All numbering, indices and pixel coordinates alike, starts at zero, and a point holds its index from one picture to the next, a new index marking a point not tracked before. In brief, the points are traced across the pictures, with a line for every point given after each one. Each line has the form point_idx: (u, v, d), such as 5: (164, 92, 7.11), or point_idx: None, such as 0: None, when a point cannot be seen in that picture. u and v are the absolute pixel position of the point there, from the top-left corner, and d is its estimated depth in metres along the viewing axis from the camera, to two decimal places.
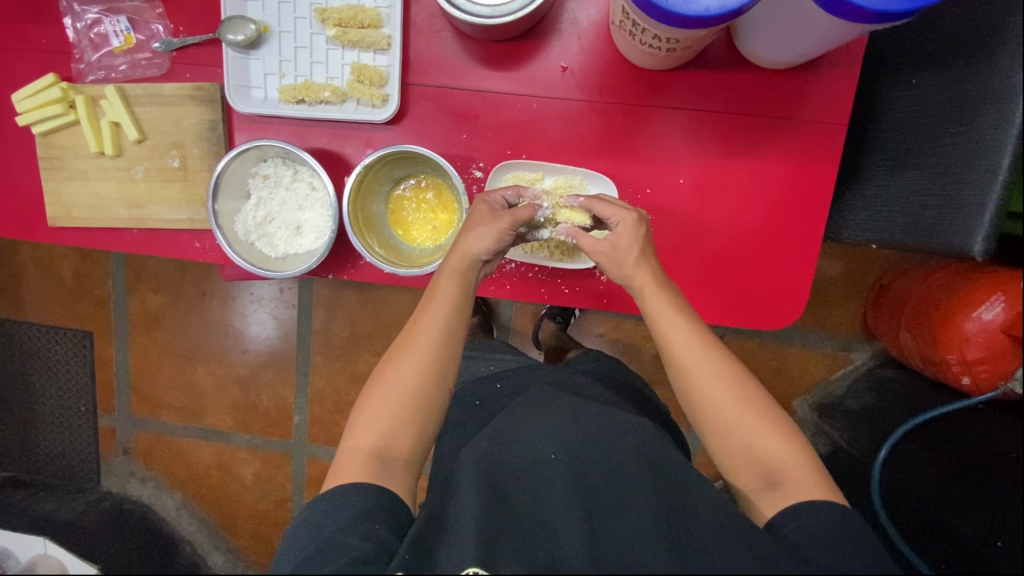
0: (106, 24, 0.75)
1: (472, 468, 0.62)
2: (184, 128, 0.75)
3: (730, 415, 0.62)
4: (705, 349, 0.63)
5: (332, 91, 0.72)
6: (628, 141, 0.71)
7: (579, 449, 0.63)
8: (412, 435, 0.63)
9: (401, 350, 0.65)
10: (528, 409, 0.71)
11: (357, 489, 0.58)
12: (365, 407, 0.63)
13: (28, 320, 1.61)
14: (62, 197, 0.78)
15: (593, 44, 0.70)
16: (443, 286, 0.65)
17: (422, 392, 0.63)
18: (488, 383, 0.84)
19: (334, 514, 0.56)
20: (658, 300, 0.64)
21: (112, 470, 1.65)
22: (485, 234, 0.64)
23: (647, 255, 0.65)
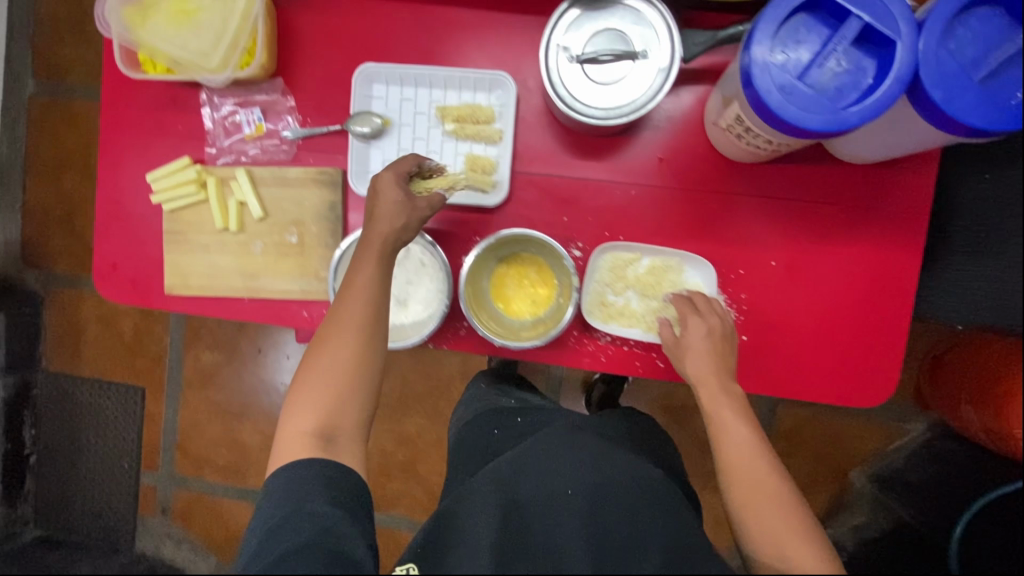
0: (240, 114, 0.82)
1: (492, 501, 0.70)
2: (305, 207, 0.82)
3: (747, 493, 0.63)
4: (736, 423, 0.67)
5: (446, 178, 0.78)
6: (719, 225, 0.77)
7: (596, 491, 0.69)
8: (347, 410, 0.70)
9: (327, 333, 0.71)
10: (553, 448, 0.76)
11: (309, 465, 0.65)
12: (302, 391, 0.70)
13: (83, 374, 1.69)
14: (181, 268, 0.84)
15: (687, 138, 0.76)
16: (363, 266, 0.72)
17: (352, 369, 0.70)
18: (506, 416, 0.92)
19: (305, 488, 0.62)
20: (709, 379, 0.69)
21: (148, 530, 1.70)
22: (399, 221, 0.72)
23: (704, 355, 0.70)
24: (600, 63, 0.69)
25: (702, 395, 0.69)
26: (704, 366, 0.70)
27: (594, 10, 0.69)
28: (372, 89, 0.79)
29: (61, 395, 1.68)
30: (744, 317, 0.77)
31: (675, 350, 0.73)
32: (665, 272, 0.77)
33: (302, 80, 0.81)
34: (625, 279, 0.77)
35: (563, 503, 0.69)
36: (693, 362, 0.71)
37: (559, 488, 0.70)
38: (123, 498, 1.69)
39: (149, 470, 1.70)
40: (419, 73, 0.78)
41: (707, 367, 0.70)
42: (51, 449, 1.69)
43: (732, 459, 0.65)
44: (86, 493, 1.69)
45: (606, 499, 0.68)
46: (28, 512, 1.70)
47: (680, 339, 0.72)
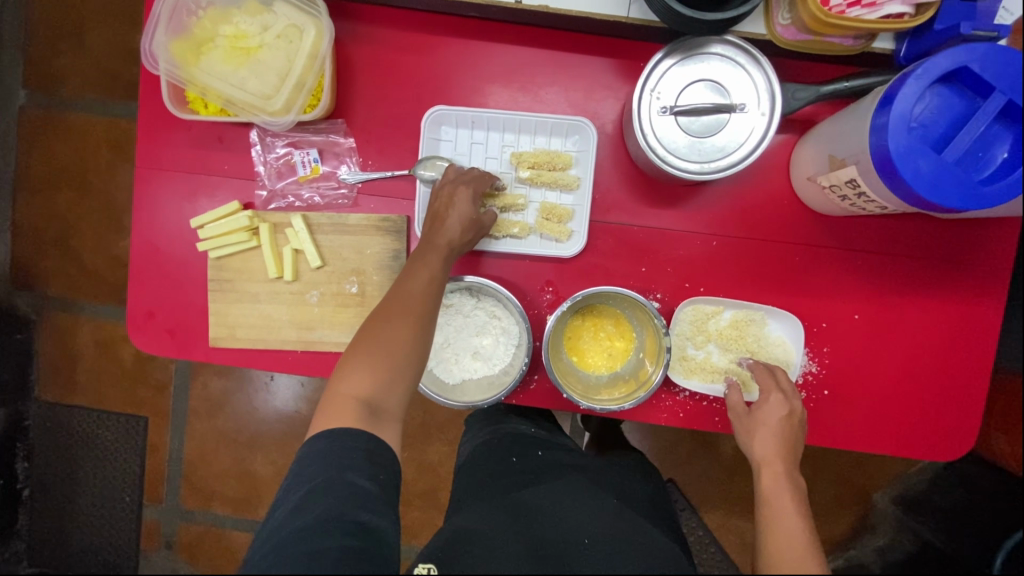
0: (294, 155, 0.76)
1: (506, 542, 0.65)
2: (366, 256, 0.77)
3: (780, 542, 0.55)
4: (788, 502, 0.58)
5: (520, 227, 0.74)
6: (802, 278, 0.75)
7: (612, 543, 0.66)
8: (397, 385, 0.60)
9: (386, 311, 0.63)
10: (571, 499, 0.73)
11: (348, 435, 0.55)
12: (354, 355, 0.61)
13: (79, 404, 1.58)
14: (228, 318, 0.78)
15: (772, 189, 0.74)
16: (429, 259, 0.66)
17: (410, 354, 0.62)
18: (527, 445, 0.84)
19: (339, 452, 0.54)
20: (776, 470, 0.61)
21: (152, 565, 1.62)
22: (466, 223, 0.68)
23: (767, 440, 0.64)
24: (697, 115, 0.66)
25: (764, 478, 0.62)
26: (770, 449, 0.63)
27: (689, 59, 0.66)
28: (440, 132, 0.75)
29: (55, 426, 1.58)
30: (825, 371, 0.75)
31: (744, 423, 0.68)
32: (748, 326, 0.74)
33: (364, 120, 0.75)
34: (707, 333, 0.75)
35: (578, 551, 0.65)
36: (762, 443, 0.64)
37: (575, 536, 0.67)
38: (125, 533, 1.60)
39: (151, 504, 1.61)
40: (493, 116, 0.74)
41: (773, 449, 0.63)
42: (45, 483, 1.59)
43: (779, 538, 0.55)
44: (84, 529, 1.60)
45: (624, 547, 0.65)
46: (22, 547, 1.61)
47: (754, 411, 0.67)
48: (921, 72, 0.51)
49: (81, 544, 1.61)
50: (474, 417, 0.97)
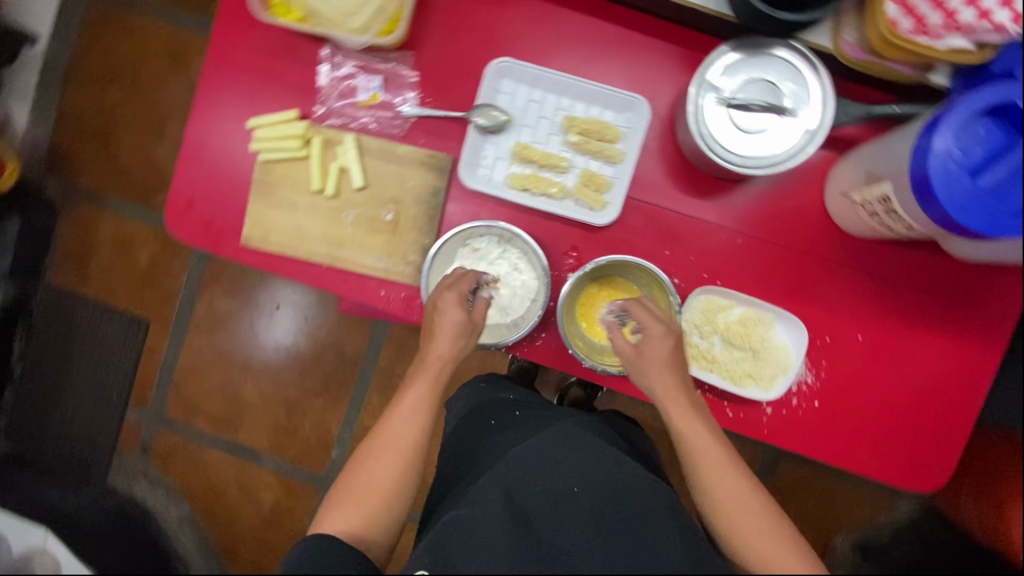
0: (358, 79, 0.79)
1: (498, 505, 0.67)
2: (407, 187, 0.80)
3: (728, 503, 0.65)
4: (710, 445, 0.67)
5: (558, 188, 0.77)
6: (816, 290, 0.77)
7: (601, 495, 0.68)
8: (379, 520, 0.69)
9: (374, 447, 0.72)
10: (557, 442, 0.74)
11: (326, 550, 0.63)
12: (343, 495, 0.69)
13: (86, 296, 1.60)
14: (263, 221, 0.81)
15: (805, 200, 0.77)
16: (416, 386, 0.73)
17: (395, 483, 0.70)
18: (506, 408, 0.86)
19: (327, 563, 0.61)
20: (682, 414, 0.68)
21: (124, 466, 1.61)
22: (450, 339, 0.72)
23: (660, 372, 0.68)
24: (749, 111, 0.68)
25: (669, 410, 0.67)
26: (666, 385, 0.68)
27: (754, 56, 0.68)
28: (501, 83, 0.78)
29: (59, 310, 1.59)
30: (819, 384, 0.78)
31: (636, 364, 0.69)
32: (756, 325, 0.77)
33: (432, 58, 0.78)
34: (715, 325, 0.77)
35: (567, 501, 0.68)
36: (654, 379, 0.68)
37: (564, 487, 0.69)
38: (104, 427, 1.60)
39: (135, 407, 1.62)
40: (554, 78, 0.76)
41: (669, 378, 0.68)
42: (38, 364, 1.59)
43: (709, 474, 0.66)
44: (68, 417, 1.59)
45: (613, 502, 0.68)
46: None
47: (641, 353, 0.68)
48: (968, 101, 0.54)
49: (60, 432, 1.59)
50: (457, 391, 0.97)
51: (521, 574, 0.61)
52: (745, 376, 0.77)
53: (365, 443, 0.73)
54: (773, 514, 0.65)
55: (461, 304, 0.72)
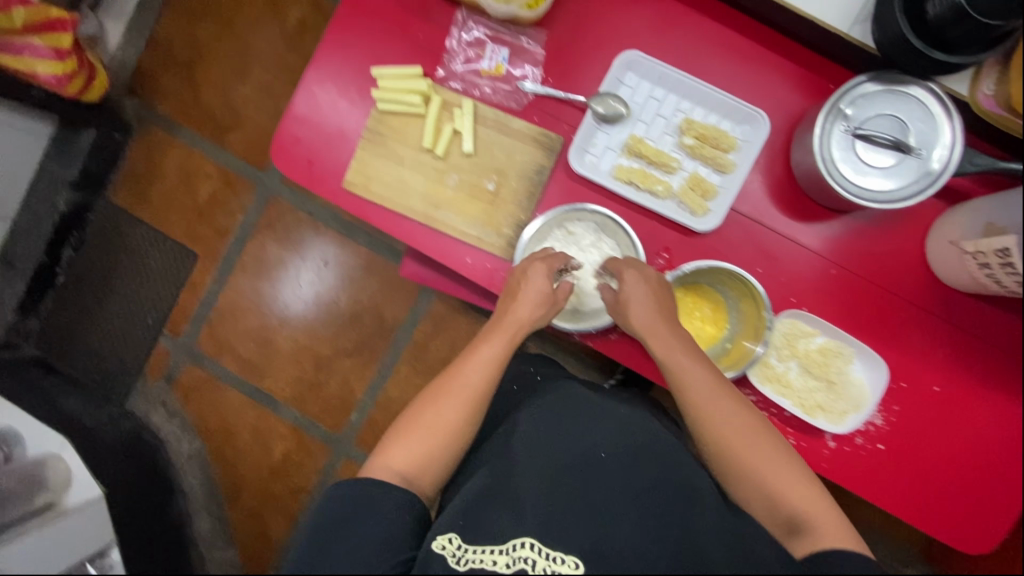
0: (487, 47, 0.81)
1: (529, 463, 0.69)
2: (513, 161, 0.81)
3: (731, 440, 0.66)
4: (702, 379, 0.69)
5: (665, 187, 0.78)
6: (901, 333, 0.77)
7: (631, 455, 0.68)
8: (438, 464, 0.68)
9: (440, 392, 0.72)
10: (577, 404, 0.76)
11: (381, 490, 0.62)
12: (400, 431, 0.69)
13: (140, 218, 1.64)
14: (368, 169, 0.82)
15: (904, 242, 0.77)
16: (489, 341, 0.74)
17: (454, 433, 0.70)
18: (529, 373, 0.88)
19: (367, 497, 0.61)
20: (675, 352, 0.70)
21: (145, 391, 1.63)
22: (535, 308, 0.74)
23: (647, 314, 0.71)
24: (873, 145, 0.69)
25: (654, 348, 0.71)
26: (655, 323, 0.71)
27: (888, 90, 0.69)
28: (625, 76, 0.79)
29: (113, 230, 1.63)
30: (887, 428, 0.78)
31: (617, 308, 0.74)
32: (835, 358, 0.77)
33: (562, 40, 0.79)
34: (794, 350, 0.78)
35: (598, 462, 0.67)
36: (641, 317, 0.71)
37: (592, 449, 0.69)
38: (133, 349, 1.63)
39: (169, 334, 1.64)
40: (681, 79, 0.77)
41: (651, 317, 0.71)
42: (83, 275, 1.62)
43: (706, 407, 0.68)
44: (98, 331, 1.62)
45: (645, 458, 0.67)
46: (34, 327, 1.59)
47: (622, 299, 0.73)
48: None
49: (91, 345, 1.61)
50: None
51: (552, 503, 0.63)
52: (815, 405, 0.77)
53: (426, 393, 0.73)
54: (768, 435, 0.68)
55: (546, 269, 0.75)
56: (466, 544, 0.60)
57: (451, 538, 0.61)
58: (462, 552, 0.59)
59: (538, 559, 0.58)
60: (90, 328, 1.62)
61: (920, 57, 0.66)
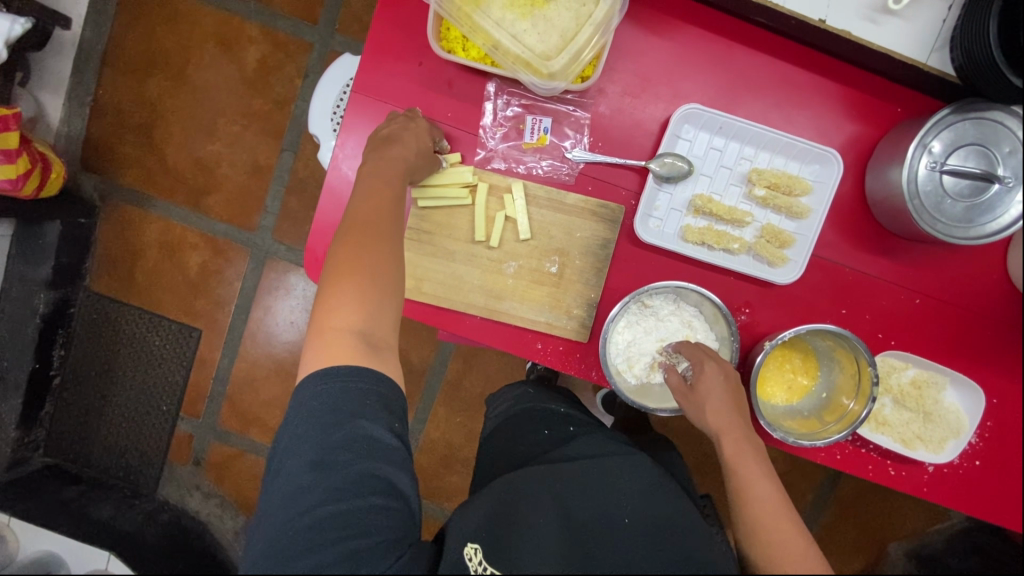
0: (526, 119, 0.73)
1: (548, 520, 0.66)
2: (574, 238, 0.75)
3: (781, 550, 0.59)
4: (766, 494, 0.63)
5: (740, 243, 0.74)
6: (989, 352, 0.77)
7: (653, 528, 0.66)
8: (383, 310, 0.61)
9: (350, 234, 0.62)
10: (617, 472, 0.72)
11: (354, 374, 0.56)
12: (330, 289, 0.60)
13: (130, 303, 1.44)
14: (418, 270, 0.75)
15: (986, 260, 0.75)
16: (381, 173, 0.65)
17: (383, 264, 0.62)
18: (561, 421, 0.87)
19: (351, 396, 0.55)
20: (747, 459, 0.65)
21: (175, 478, 1.47)
22: (417, 141, 0.68)
23: (718, 410, 0.67)
24: (960, 178, 0.66)
25: (724, 447, 0.66)
26: (725, 422, 0.66)
27: (968, 121, 0.66)
28: (682, 129, 0.73)
29: (100, 319, 1.44)
30: (982, 444, 0.78)
31: (690, 399, 0.69)
32: (929, 389, 0.76)
33: (608, 100, 0.73)
34: (888, 387, 0.77)
35: (618, 530, 0.66)
36: (712, 416, 0.67)
37: (615, 515, 0.67)
38: (153, 440, 1.46)
39: (187, 418, 1.47)
40: (744, 127, 0.71)
41: (726, 412, 0.67)
42: (80, 373, 1.45)
43: (761, 521, 0.62)
44: (112, 427, 1.46)
45: (665, 533, 0.65)
46: (41, 436, 1.45)
47: (695, 390, 0.69)
48: None
49: (105, 444, 1.46)
50: (502, 392, 0.99)
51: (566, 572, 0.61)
52: (913, 439, 0.77)
53: (335, 239, 0.63)
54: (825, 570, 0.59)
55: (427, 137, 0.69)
56: (485, 561, 0.62)
57: (476, 549, 0.63)
58: (483, 567, 0.62)
59: None
60: (104, 426, 1.45)
61: (995, 79, 0.63)
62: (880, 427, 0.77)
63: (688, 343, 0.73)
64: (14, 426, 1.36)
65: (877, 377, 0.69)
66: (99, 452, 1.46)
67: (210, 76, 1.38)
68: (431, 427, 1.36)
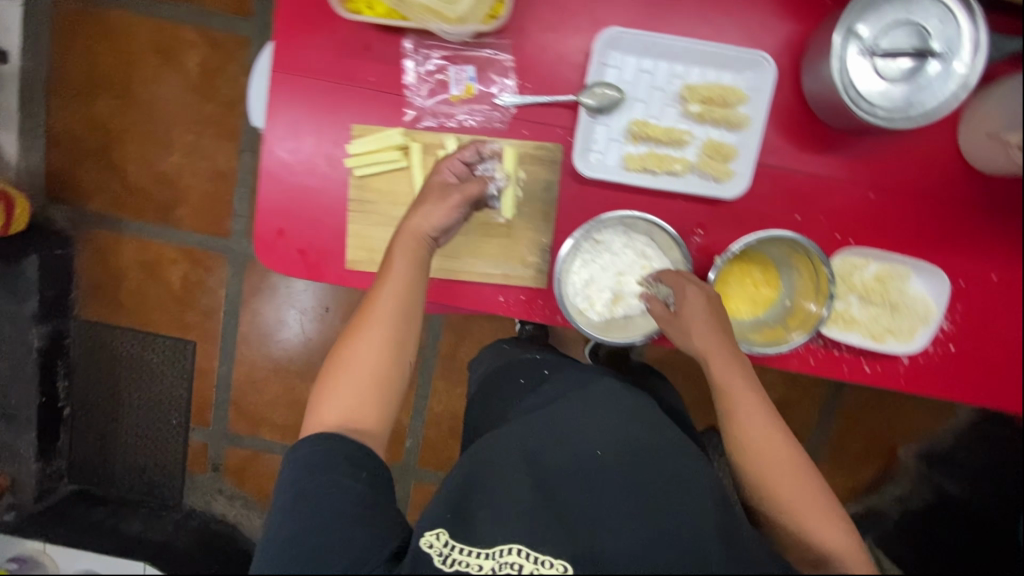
0: (449, 71, 0.72)
1: (519, 472, 0.66)
2: (517, 185, 0.74)
3: (767, 458, 0.68)
4: (751, 406, 0.69)
5: (683, 164, 0.73)
6: (950, 236, 0.75)
7: (627, 454, 0.68)
8: (370, 403, 0.64)
9: (358, 326, 0.66)
10: (587, 408, 0.74)
11: (336, 439, 0.60)
12: (331, 379, 0.64)
13: (123, 325, 1.46)
14: (368, 241, 0.75)
15: (935, 141, 0.73)
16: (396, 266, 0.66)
17: (381, 365, 0.65)
18: (536, 366, 0.87)
19: (327, 458, 0.59)
20: (733, 376, 0.70)
21: (196, 486, 1.51)
22: (435, 214, 0.67)
23: (705, 331, 0.70)
24: (893, 61, 0.65)
25: (713, 368, 0.70)
26: (710, 342, 0.70)
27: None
28: (608, 57, 0.71)
29: (97, 345, 1.46)
30: (956, 329, 0.77)
31: (676, 325, 0.71)
32: (892, 281, 0.76)
33: (528, 37, 0.71)
34: (851, 285, 0.76)
35: (591, 465, 0.67)
36: (699, 337, 0.70)
37: (588, 449, 0.69)
38: (170, 452, 1.50)
39: (199, 427, 1.50)
40: (669, 44, 0.70)
41: (712, 337, 0.69)
42: (88, 401, 1.48)
43: (749, 433, 0.69)
44: (131, 445, 1.49)
45: (640, 456, 0.67)
46: (64, 464, 1.46)
47: (679, 316, 0.71)
48: None
49: (126, 462, 1.50)
50: (482, 354, 0.99)
51: (540, 523, 0.60)
52: (885, 332, 0.77)
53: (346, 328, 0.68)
54: (805, 466, 0.68)
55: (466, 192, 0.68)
56: (453, 542, 0.59)
57: (438, 533, 0.60)
58: (450, 552, 0.58)
59: (525, 563, 0.57)
60: (122, 446, 1.49)
61: None
62: (849, 327, 0.77)
63: (665, 270, 0.73)
64: (34, 459, 1.36)
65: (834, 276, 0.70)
66: (122, 470, 1.49)
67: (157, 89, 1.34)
68: (433, 401, 1.38)
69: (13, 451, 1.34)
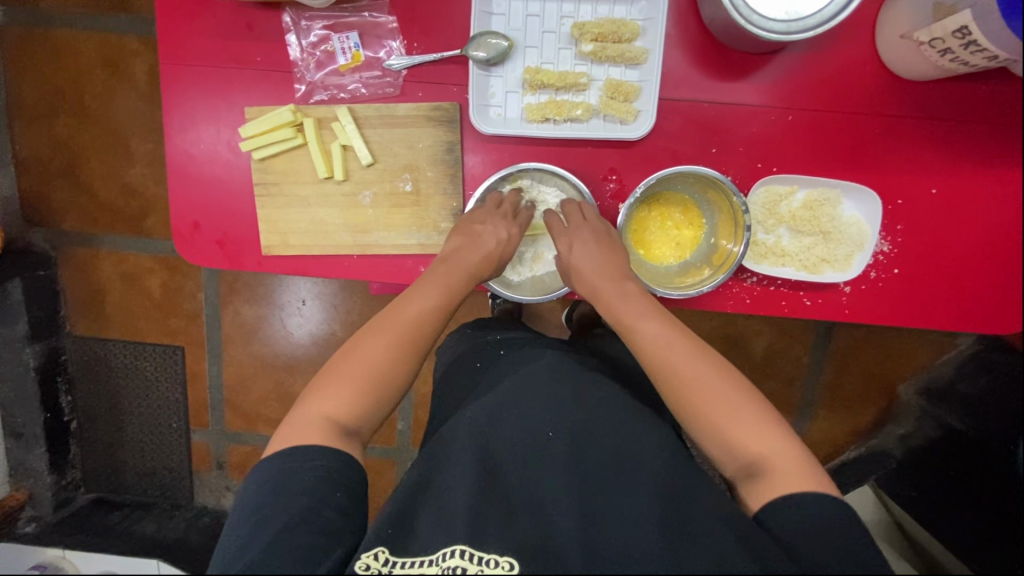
0: (332, 40, 0.71)
1: (463, 466, 0.59)
2: (418, 150, 0.73)
3: (689, 392, 0.60)
4: (658, 338, 0.63)
5: (584, 109, 0.70)
6: (879, 151, 0.71)
7: (577, 436, 0.61)
8: (373, 407, 0.61)
9: (374, 327, 0.65)
10: (533, 385, 0.66)
11: (316, 453, 0.55)
12: (332, 374, 0.62)
13: (114, 337, 1.32)
14: (280, 224, 0.75)
15: (846, 51, 0.69)
16: (435, 282, 0.67)
17: (389, 368, 0.63)
18: (491, 349, 0.77)
19: (297, 473, 0.53)
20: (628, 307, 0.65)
21: (206, 485, 1.39)
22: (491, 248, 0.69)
23: (599, 271, 0.67)
24: None
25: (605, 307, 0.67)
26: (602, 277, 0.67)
27: None
28: (492, 5, 0.69)
29: (90, 359, 1.33)
30: (898, 250, 0.72)
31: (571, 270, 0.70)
32: (823, 207, 0.71)
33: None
34: (779, 216, 0.72)
35: (543, 447, 0.60)
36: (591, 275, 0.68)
37: (539, 433, 0.61)
38: (173, 455, 1.38)
39: (198, 429, 1.36)
40: None
41: (599, 271, 0.67)
42: (93, 415, 1.36)
43: (670, 370, 0.61)
44: (134, 454, 1.38)
45: (589, 439, 0.60)
46: (78, 474, 1.38)
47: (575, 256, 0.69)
48: None
49: (136, 469, 1.39)
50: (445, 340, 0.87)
51: (489, 526, 0.55)
52: (822, 261, 0.72)
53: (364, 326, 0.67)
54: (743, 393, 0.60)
55: (501, 234, 0.69)
56: (394, 558, 0.53)
57: (378, 552, 0.53)
58: (388, 569, 0.52)
59: (470, 566, 0.52)
60: (128, 456, 1.37)
61: None
62: (783, 261, 0.73)
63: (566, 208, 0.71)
64: (48, 471, 1.30)
65: (747, 210, 0.67)
66: (133, 478, 1.39)
67: (115, 104, 1.17)
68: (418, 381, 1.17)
69: (25, 464, 1.27)
